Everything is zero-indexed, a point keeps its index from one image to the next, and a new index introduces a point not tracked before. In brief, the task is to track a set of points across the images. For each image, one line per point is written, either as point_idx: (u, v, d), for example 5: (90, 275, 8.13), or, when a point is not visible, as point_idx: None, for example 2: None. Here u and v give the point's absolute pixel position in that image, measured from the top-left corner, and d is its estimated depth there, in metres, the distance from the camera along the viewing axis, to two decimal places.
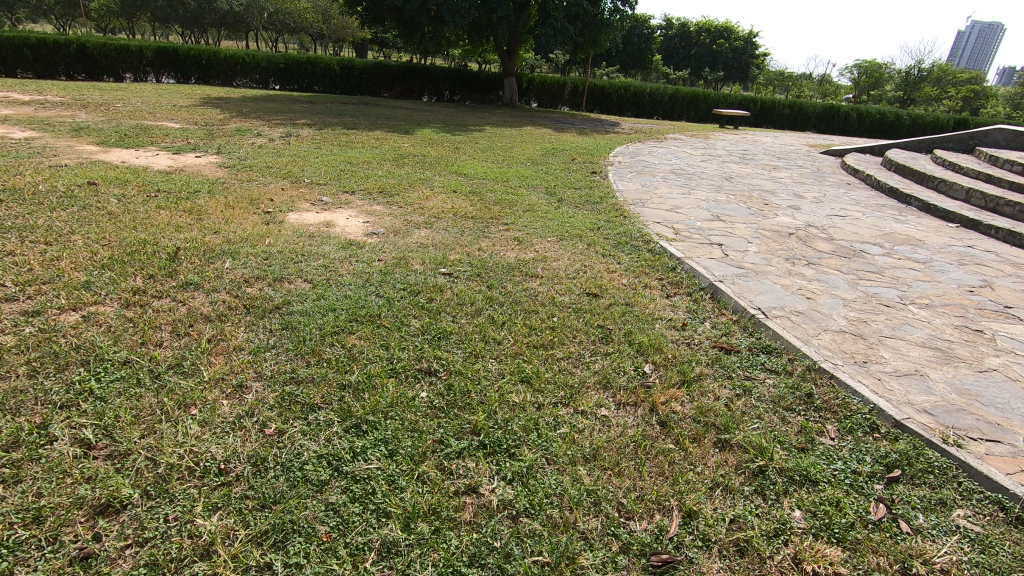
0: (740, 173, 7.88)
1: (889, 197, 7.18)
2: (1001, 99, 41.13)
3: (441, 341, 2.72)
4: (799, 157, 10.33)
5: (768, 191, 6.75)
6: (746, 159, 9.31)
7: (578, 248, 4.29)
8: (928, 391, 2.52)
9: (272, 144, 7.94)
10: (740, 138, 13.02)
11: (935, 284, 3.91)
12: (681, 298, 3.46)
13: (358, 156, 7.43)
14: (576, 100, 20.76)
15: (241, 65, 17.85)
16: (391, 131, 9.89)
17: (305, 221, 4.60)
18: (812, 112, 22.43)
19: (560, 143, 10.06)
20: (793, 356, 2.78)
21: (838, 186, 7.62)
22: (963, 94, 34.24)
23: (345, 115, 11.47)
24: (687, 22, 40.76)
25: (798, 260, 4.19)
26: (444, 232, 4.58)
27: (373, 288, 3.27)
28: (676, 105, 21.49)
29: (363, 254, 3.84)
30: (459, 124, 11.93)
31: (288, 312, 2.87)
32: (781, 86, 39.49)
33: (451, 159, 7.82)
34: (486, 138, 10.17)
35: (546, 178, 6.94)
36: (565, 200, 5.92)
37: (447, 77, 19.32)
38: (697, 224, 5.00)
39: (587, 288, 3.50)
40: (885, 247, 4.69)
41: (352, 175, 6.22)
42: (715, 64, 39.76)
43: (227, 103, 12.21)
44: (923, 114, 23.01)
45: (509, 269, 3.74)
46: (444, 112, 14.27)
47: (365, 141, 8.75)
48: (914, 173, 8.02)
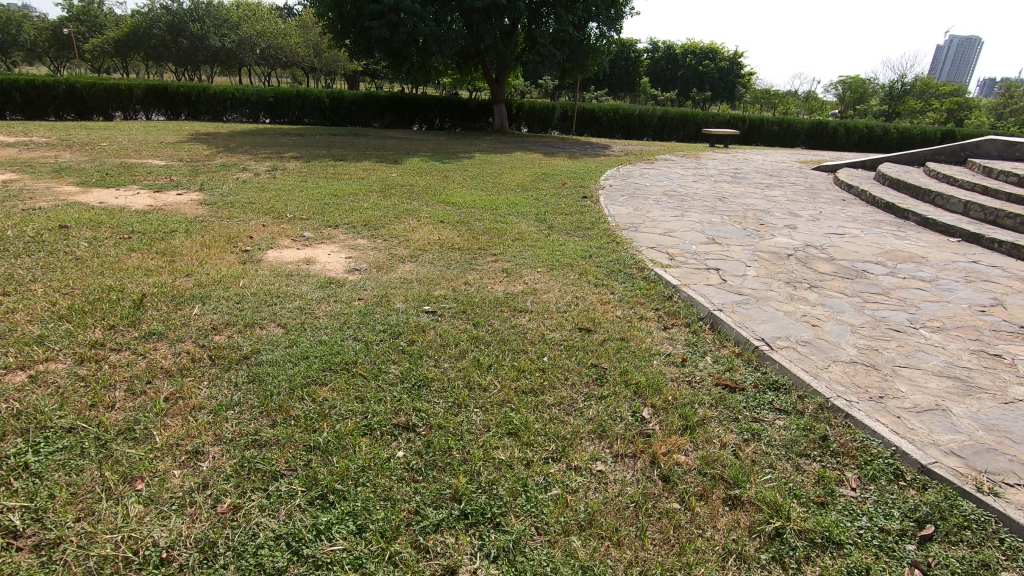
0: (733, 193, 7.77)
1: (885, 213, 7.05)
2: (983, 111, 41.78)
3: (422, 390, 2.50)
4: (791, 173, 10.26)
5: (763, 210, 6.62)
6: (738, 178, 9.22)
7: (569, 278, 4.11)
8: (953, 429, 2.31)
9: (257, 179, 7.81)
10: (731, 157, 12.99)
11: (945, 305, 3.73)
12: (678, 331, 3.26)
13: (344, 188, 7.30)
14: (565, 124, 20.88)
15: (230, 100, 17.91)
16: (380, 161, 9.80)
17: (284, 259, 4.42)
18: (800, 128, 22.61)
19: (550, 168, 9.98)
20: (803, 392, 2.57)
21: (833, 203, 7.50)
22: (947, 106, 34.76)
23: (334, 147, 11.40)
24: (672, 45, 41.49)
25: (799, 283, 4.00)
26: (430, 265, 4.40)
27: (350, 332, 3.06)
28: (666, 126, 21.62)
29: (342, 293, 3.65)
30: (449, 151, 11.87)
31: (256, 362, 2.66)
32: (768, 104, 40.01)
33: (440, 188, 7.70)
34: (476, 165, 10.08)
35: (536, 204, 6.80)
36: (556, 226, 5.76)
37: (436, 105, 19.41)
38: (692, 248, 4.83)
39: (579, 322, 3.31)
40: (888, 266, 4.52)
41: (336, 208, 6.07)
42: (701, 84, 40.34)
43: (215, 138, 12.14)
44: (909, 127, 23.23)
45: (496, 303, 3.55)
46: (434, 140, 14.25)
47: (353, 173, 8.65)
48: (909, 188, 7.92)
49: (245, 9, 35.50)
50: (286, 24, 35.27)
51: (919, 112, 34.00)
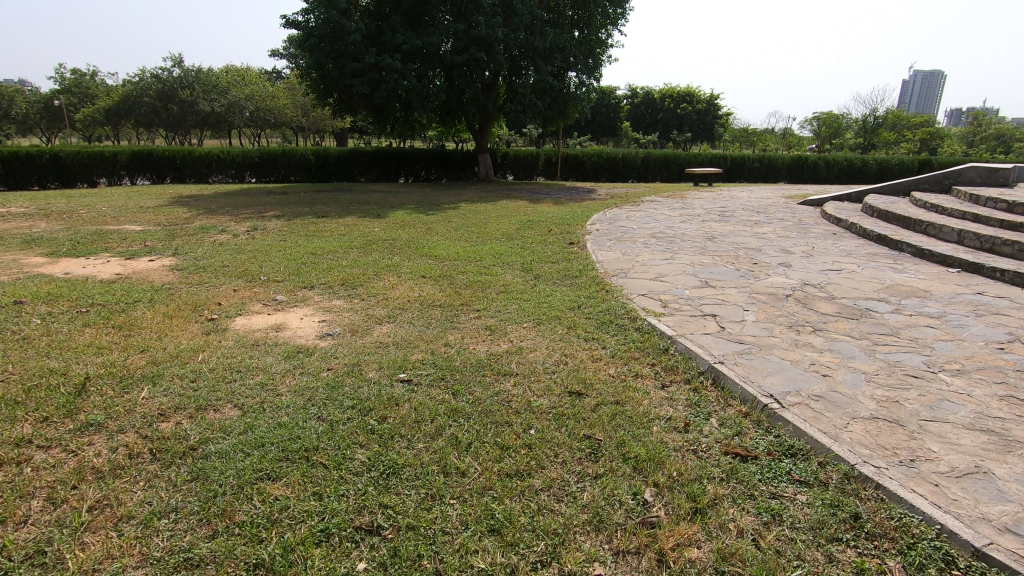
0: (721, 232, 7.63)
1: (878, 245, 6.91)
2: (955, 139, 43.07)
3: (391, 479, 2.18)
4: (777, 209, 10.21)
5: (754, 249, 6.45)
6: (726, 216, 9.12)
7: (557, 332, 3.85)
8: (1001, 497, 2.01)
9: (235, 241, 7.60)
10: (716, 195, 13.02)
11: (960, 344, 3.48)
12: (677, 389, 2.98)
13: (324, 246, 7.10)
14: (550, 170, 21.10)
15: (216, 162, 17.97)
16: (363, 216, 9.64)
17: (252, 327, 4.13)
18: (781, 164, 22.99)
19: (536, 215, 9.87)
20: (824, 459, 2.27)
21: (824, 237, 7.36)
22: (920, 137, 35.76)
23: (317, 204, 11.29)
24: (650, 91, 42.82)
25: (802, 327, 3.75)
26: (408, 326, 4.12)
27: (315, 410, 2.75)
28: (649, 167, 21.91)
29: (310, 363, 3.35)
30: (434, 203, 11.80)
31: (202, 456, 2.34)
32: (747, 142, 41.02)
33: (424, 241, 7.52)
34: (461, 215, 9.95)
35: (522, 253, 6.60)
36: (542, 276, 5.54)
37: (422, 157, 19.58)
38: (685, 293, 4.60)
39: (569, 384, 3.02)
40: (892, 304, 4.30)
41: (313, 268, 5.83)
42: (681, 126, 41.40)
43: (197, 200, 12.02)
44: (887, 158, 23.72)
45: (478, 366, 3.27)
46: (420, 192, 14.23)
47: (335, 229, 8.47)
48: (898, 218, 7.82)
49: (234, 75, 36.43)
50: (274, 87, 36.08)
51: (894, 143, 34.91)
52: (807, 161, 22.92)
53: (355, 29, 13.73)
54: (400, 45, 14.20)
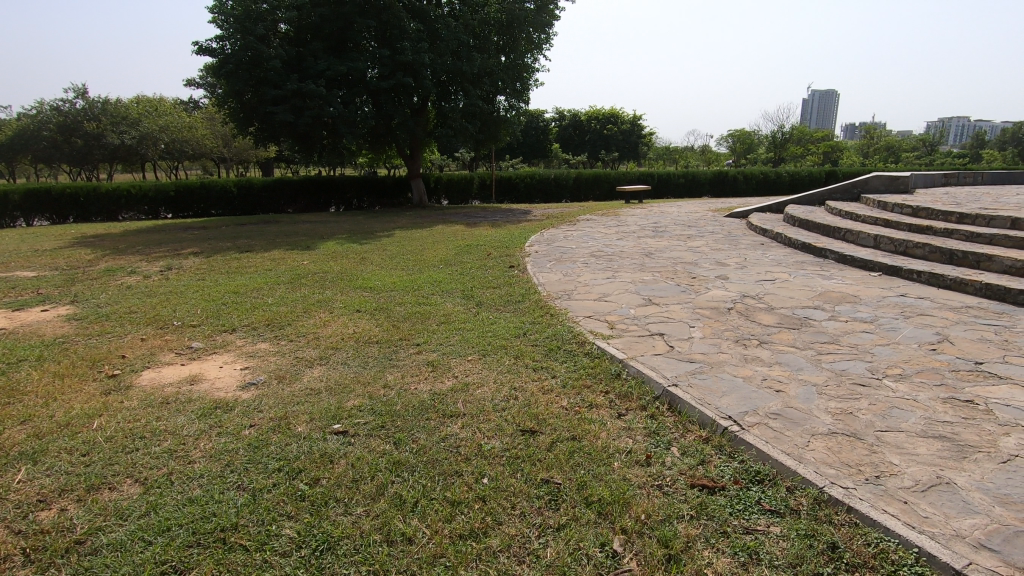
0: (658, 247, 7.74)
1: (804, 253, 7.19)
2: (853, 151, 46.98)
3: (326, 557, 1.88)
4: (706, 222, 10.56)
5: (691, 263, 6.55)
6: (660, 232, 9.31)
7: (503, 363, 3.64)
8: (968, 509, 1.97)
9: (146, 283, 6.94)
10: (648, 211, 13.37)
11: (896, 348, 3.55)
12: (634, 417, 2.84)
13: (247, 283, 6.61)
14: (485, 193, 21.10)
15: (125, 198, 16.70)
16: (292, 249, 9.13)
17: (161, 381, 3.66)
18: (704, 179, 24.11)
19: (474, 239, 9.71)
20: (792, 484, 2.17)
21: (754, 248, 7.61)
22: (823, 150, 38.74)
23: (240, 238, 10.62)
24: (577, 113, 44.17)
25: (748, 341, 3.74)
26: (342, 367, 3.78)
27: (234, 477, 2.39)
28: (581, 187, 22.36)
29: (229, 420, 2.96)
30: (367, 231, 11.40)
31: (90, 552, 1.94)
32: (670, 159, 42.97)
33: (357, 272, 7.16)
34: (397, 242, 9.63)
35: (462, 280, 6.39)
36: (484, 302, 5.34)
37: (352, 185, 19.05)
38: (630, 312, 4.53)
39: (521, 421, 2.81)
40: (827, 311, 4.40)
41: (235, 308, 5.36)
42: (608, 146, 42.86)
43: (103, 240, 11.03)
44: (797, 170, 25.42)
45: (421, 409, 2.99)
46: (351, 220, 13.75)
47: (260, 264, 7.95)
48: (818, 227, 8.22)
49: (145, 105, 34.46)
50: (190, 118, 34.38)
51: (801, 157, 37.60)
52: (727, 176, 24.17)
53: (274, 56, 13.24)
54: (323, 71, 13.81)
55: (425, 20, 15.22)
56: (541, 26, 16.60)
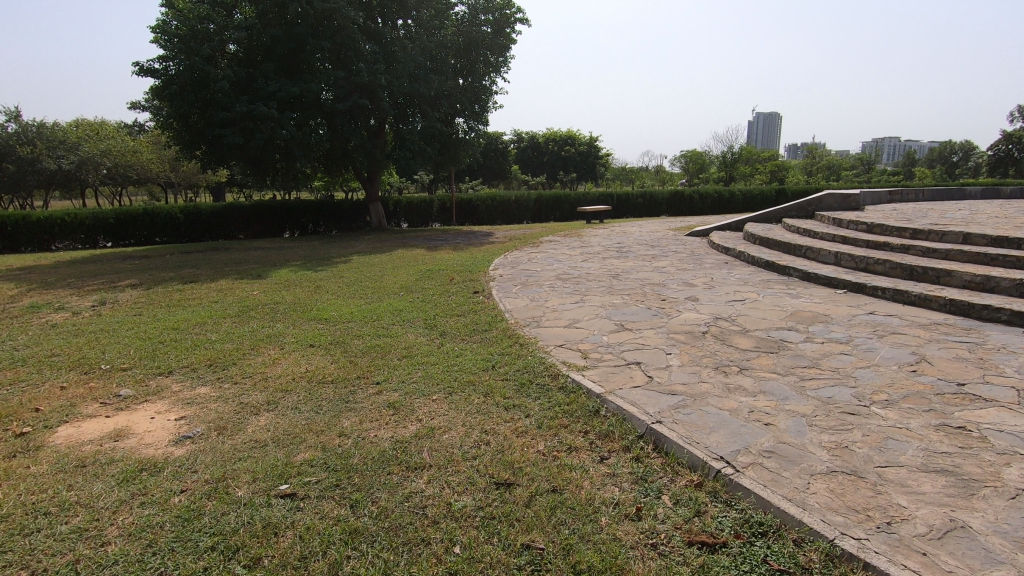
0: (624, 269, 7.63)
1: (768, 271, 7.21)
2: (798, 171, 49.14)
3: None
4: (669, 242, 10.60)
5: (658, 284, 6.44)
6: (625, 252, 9.25)
7: (472, 402, 3.34)
8: (990, 558, 1.79)
9: (74, 320, 6.33)
10: (610, 232, 13.39)
11: (877, 370, 3.45)
12: (618, 461, 2.59)
13: (190, 318, 6.10)
14: (445, 215, 20.84)
15: (59, 227, 15.65)
16: (241, 278, 8.61)
17: (79, 438, 3.18)
18: (662, 199, 24.58)
19: (436, 263, 9.42)
20: (799, 536, 1.97)
21: (718, 267, 7.60)
22: (770, 169, 40.41)
23: (185, 267, 9.99)
24: (535, 135, 44.73)
25: (728, 368, 3.57)
26: (292, 413, 3.40)
27: (156, 564, 2.01)
28: (542, 208, 22.41)
29: (156, 486, 2.55)
30: (323, 256, 10.95)
31: None
32: (627, 180, 43.88)
33: (313, 302, 6.74)
34: (354, 269, 9.24)
35: (425, 308, 6.08)
36: (448, 332, 5.04)
37: (308, 209, 18.46)
38: (603, 340, 4.32)
39: (495, 472, 2.52)
40: (801, 332, 4.31)
41: (173, 347, 4.87)
42: (567, 167, 43.47)
43: (30, 273, 10.18)
44: (749, 189, 26.28)
45: (382, 461, 2.66)
46: (306, 246, 13.23)
47: (205, 296, 7.42)
48: (779, 245, 8.30)
49: (86, 129, 32.92)
50: (135, 141, 33.01)
51: (750, 176, 39.11)
52: (683, 195, 24.73)
53: (222, 77, 12.74)
54: (275, 93, 13.37)
55: (381, 42, 15.02)
56: (498, 49, 16.66)
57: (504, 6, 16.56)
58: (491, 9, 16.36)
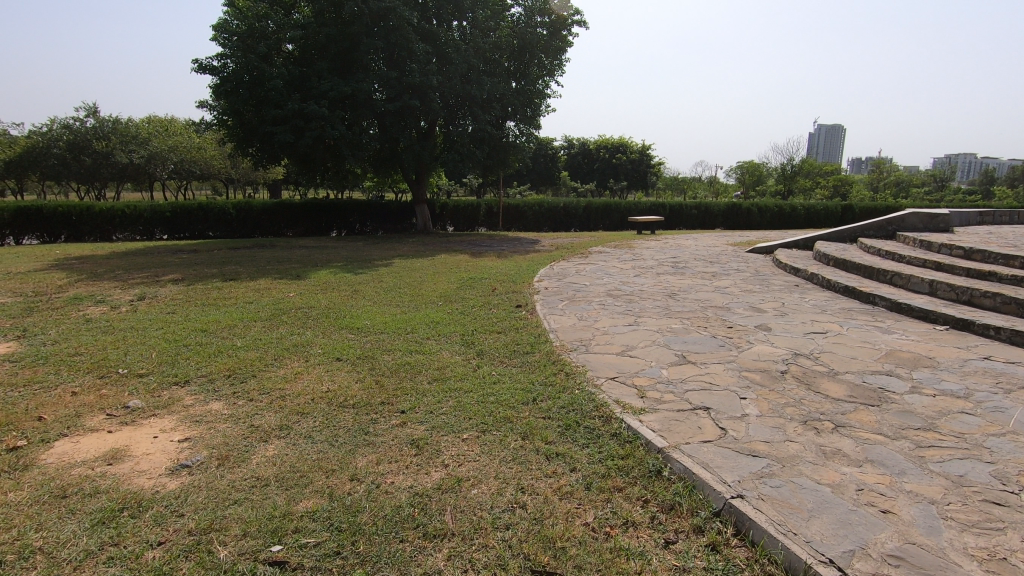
0: (681, 287, 6.98)
1: (847, 298, 6.42)
2: (863, 186, 46.52)
3: None
4: (729, 258, 9.84)
5: (722, 307, 5.79)
6: (681, 268, 8.58)
7: (509, 447, 2.84)
8: None
9: (111, 315, 6.24)
10: (664, 244, 12.68)
11: (1017, 440, 2.74)
12: (690, 550, 2.02)
13: (221, 319, 5.87)
14: (492, 220, 20.51)
15: (119, 219, 16.17)
16: (279, 278, 8.44)
17: (72, 458, 2.87)
18: (717, 211, 23.46)
19: (479, 271, 9.01)
20: None
21: (789, 290, 6.85)
22: (832, 183, 38.42)
23: (229, 264, 9.98)
24: (586, 142, 44.12)
25: (820, 423, 2.94)
26: (304, 444, 2.99)
27: None
28: (591, 216, 21.75)
29: (132, 533, 2.18)
30: (365, 258, 10.74)
31: None
32: (679, 189, 42.59)
33: (347, 308, 6.41)
34: (395, 273, 8.93)
35: (463, 321, 5.64)
36: (486, 352, 4.57)
37: (356, 209, 18.47)
38: (662, 373, 3.75)
39: (532, 553, 2.01)
40: (904, 379, 3.61)
41: (195, 353, 4.59)
42: (617, 175, 42.60)
43: (85, 263, 10.41)
44: (813, 204, 24.81)
45: (395, 523, 2.20)
46: (350, 246, 13.10)
47: (242, 295, 7.26)
48: (858, 268, 7.44)
49: (157, 126, 34.59)
50: (200, 138, 34.42)
51: (811, 190, 37.28)
52: (741, 208, 23.55)
53: (276, 75, 12.79)
54: (327, 91, 13.33)
55: (434, 43, 14.81)
56: (553, 52, 16.23)
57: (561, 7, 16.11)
58: (548, 10, 15.94)
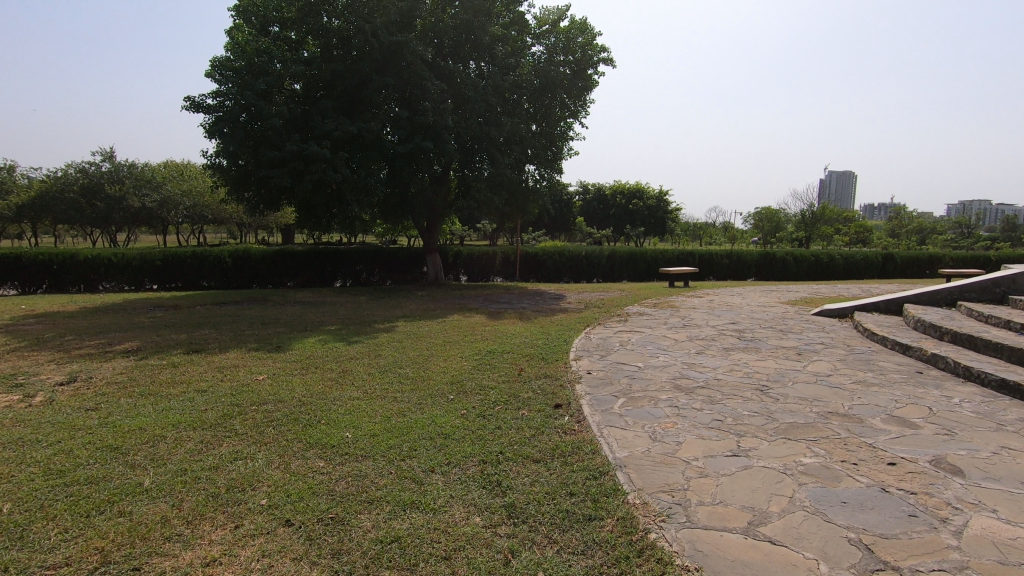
0: (770, 376, 5.28)
1: (1005, 396, 4.70)
2: (884, 233, 44.90)
3: None
4: (801, 326, 8.16)
5: (850, 418, 4.09)
6: (751, 342, 6.89)
7: None
8: None
9: (15, 411, 4.69)
10: (709, 303, 11.04)
11: None
12: None
13: (148, 425, 4.24)
14: (508, 270, 19.08)
15: (104, 267, 14.97)
16: (255, 351, 6.85)
17: None
18: (750, 261, 21.79)
19: (500, 340, 7.38)
20: None
21: (915, 381, 5.16)
22: (855, 230, 37.05)
23: (205, 326, 8.52)
24: (601, 188, 43.33)
25: None
26: None
27: None
28: (615, 266, 20.20)
29: None
30: (365, 319, 9.25)
31: None
32: (697, 237, 41.28)
33: (328, 405, 4.75)
34: (398, 343, 7.32)
35: (484, 438, 3.94)
36: (522, 511, 2.88)
37: (363, 257, 17.04)
38: None
39: None
40: None
41: (69, 506, 2.96)
42: (634, 222, 41.44)
43: (43, 322, 9.03)
44: (851, 253, 23.13)
45: None
46: (352, 302, 11.63)
47: (202, 377, 5.70)
48: (994, 347, 5.73)
49: (173, 170, 34.32)
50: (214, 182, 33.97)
51: (834, 237, 36.08)
52: (775, 257, 21.90)
53: (275, 113, 11.67)
54: (330, 131, 12.16)
55: (450, 82, 13.72)
56: (576, 93, 15.15)
57: (585, 46, 15.12)
58: (571, 49, 14.94)
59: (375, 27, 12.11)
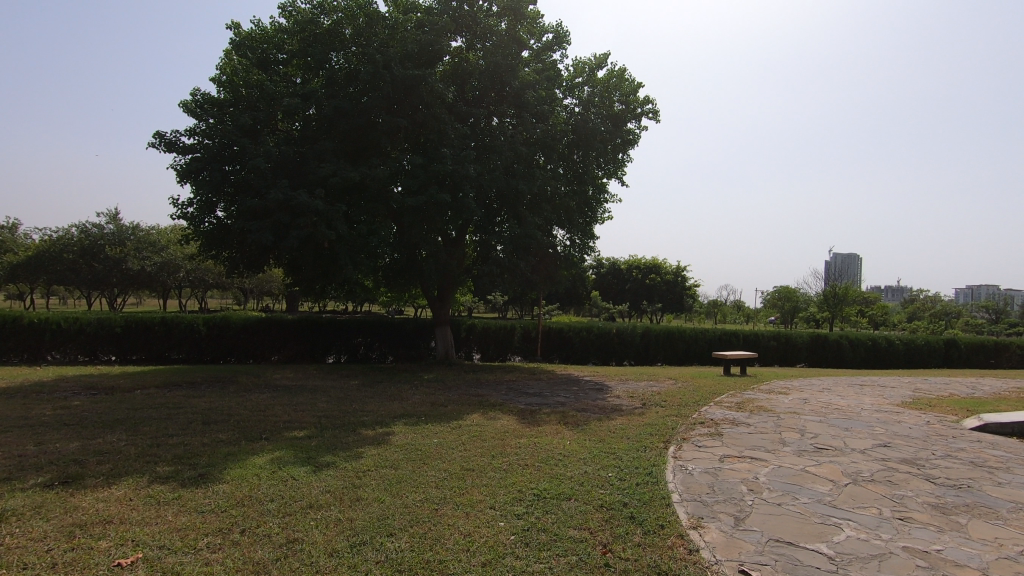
0: None
1: None
2: (912, 316, 42.20)
3: None
4: (994, 454, 5.47)
5: None
6: (964, 493, 4.22)
7: None
8: None
9: None
10: (807, 403, 8.36)
11: None
12: None
13: None
14: (528, 346, 16.56)
15: (53, 333, 12.76)
16: (159, 485, 4.24)
17: None
18: (802, 343, 19.08)
19: (549, 472, 4.72)
20: None
21: None
22: (883, 312, 34.47)
23: (117, 428, 5.93)
24: (617, 261, 41.50)
25: None
26: None
27: None
28: (650, 345, 17.61)
29: None
30: (349, 420, 6.65)
31: None
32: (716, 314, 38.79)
33: None
34: (389, 474, 4.64)
35: None
36: None
37: (361, 329, 14.58)
38: None
39: None
40: None
41: None
42: (651, 297, 39.18)
43: None
44: (908, 338, 20.46)
45: None
46: (340, 388, 9.09)
47: (21, 553, 3.11)
48: None
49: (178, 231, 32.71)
50: None
51: (862, 319, 33.62)
52: (828, 339, 19.23)
53: (260, 153, 9.71)
54: (327, 178, 10.15)
55: (472, 129, 11.84)
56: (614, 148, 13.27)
57: (625, 97, 13.42)
58: (610, 99, 13.23)
59: (387, 58, 10.35)
